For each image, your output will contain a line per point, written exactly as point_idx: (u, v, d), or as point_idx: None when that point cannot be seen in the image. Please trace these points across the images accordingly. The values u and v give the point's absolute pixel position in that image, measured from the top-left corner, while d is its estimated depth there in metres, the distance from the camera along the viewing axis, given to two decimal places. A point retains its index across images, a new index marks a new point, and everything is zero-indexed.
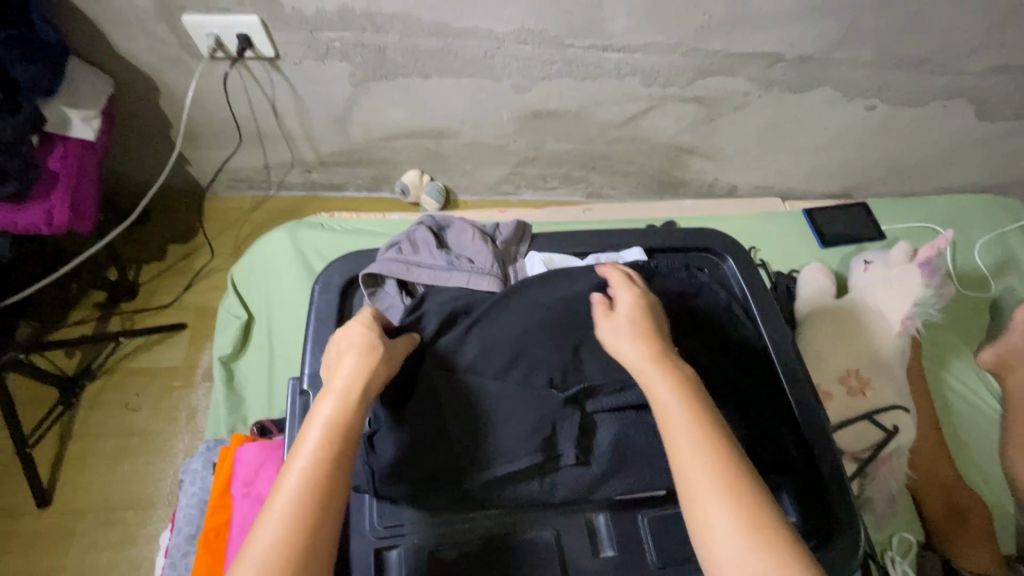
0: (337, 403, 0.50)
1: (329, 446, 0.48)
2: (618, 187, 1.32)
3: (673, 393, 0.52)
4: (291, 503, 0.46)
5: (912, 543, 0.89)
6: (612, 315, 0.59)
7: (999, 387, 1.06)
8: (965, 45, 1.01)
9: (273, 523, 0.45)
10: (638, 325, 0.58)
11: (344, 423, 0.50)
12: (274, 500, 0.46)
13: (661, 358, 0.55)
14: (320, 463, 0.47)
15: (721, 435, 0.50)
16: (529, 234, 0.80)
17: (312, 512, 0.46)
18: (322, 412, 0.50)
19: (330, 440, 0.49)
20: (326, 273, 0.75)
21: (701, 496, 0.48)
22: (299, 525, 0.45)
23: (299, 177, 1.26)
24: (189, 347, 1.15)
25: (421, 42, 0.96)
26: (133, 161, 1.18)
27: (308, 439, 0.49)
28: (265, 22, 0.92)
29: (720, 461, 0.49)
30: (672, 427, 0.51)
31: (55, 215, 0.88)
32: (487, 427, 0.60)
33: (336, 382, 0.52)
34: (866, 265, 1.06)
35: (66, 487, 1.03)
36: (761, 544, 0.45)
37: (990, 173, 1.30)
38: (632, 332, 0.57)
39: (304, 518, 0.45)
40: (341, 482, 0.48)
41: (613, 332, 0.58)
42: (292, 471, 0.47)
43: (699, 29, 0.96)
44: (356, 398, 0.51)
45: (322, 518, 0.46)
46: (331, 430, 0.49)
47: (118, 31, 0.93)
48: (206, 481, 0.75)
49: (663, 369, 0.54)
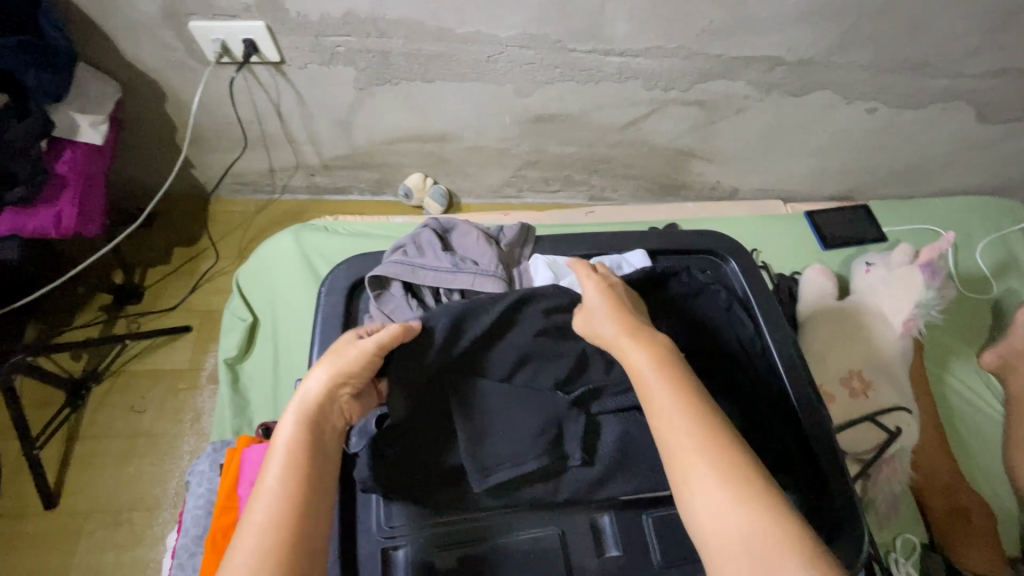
0: (297, 421, 0.53)
1: (294, 462, 0.51)
2: (620, 190, 1.33)
3: (649, 364, 0.53)
4: (265, 517, 0.47)
5: (915, 545, 0.90)
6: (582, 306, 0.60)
7: (1001, 389, 1.06)
8: (964, 48, 1.02)
9: (249, 537, 0.46)
10: (610, 304, 0.59)
11: (304, 436, 0.53)
12: (248, 517, 0.48)
13: (635, 331, 0.56)
14: (286, 478, 0.50)
15: (701, 400, 0.51)
16: (533, 236, 0.81)
17: (282, 521, 0.48)
18: (285, 431, 0.53)
19: (294, 455, 0.51)
20: (332, 276, 0.76)
21: (686, 461, 0.48)
22: (273, 536, 0.47)
23: (302, 181, 1.27)
24: (194, 349, 1.16)
25: (424, 47, 0.97)
26: (139, 165, 1.19)
27: (275, 456, 0.51)
28: (270, 28, 0.93)
29: (699, 424, 0.49)
30: (652, 396, 0.51)
31: (64, 219, 0.89)
32: (494, 430, 0.60)
33: (295, 402, 0.55)
34: (869, 267, 1.06)
35: (72, 489, 1.03)
36: (748, 504, 0.45)
37: (990, 175, 1.31)
38: (604, 312, 0.58)
39: (276, 530, 0.47)
40: (311, 493, 0.50)
41: (585, 317, 0.60)
42: (261, 488, 0.49)
43: (700, 33, 0.97)
44: (315, 414, 0.54)
45: (296, 527, 0.48)
46: (293, 445, 0.52)
47: (126, 37, 0.94)
48: (213, 482, 0.76)
49: (637, 342, 0.55)
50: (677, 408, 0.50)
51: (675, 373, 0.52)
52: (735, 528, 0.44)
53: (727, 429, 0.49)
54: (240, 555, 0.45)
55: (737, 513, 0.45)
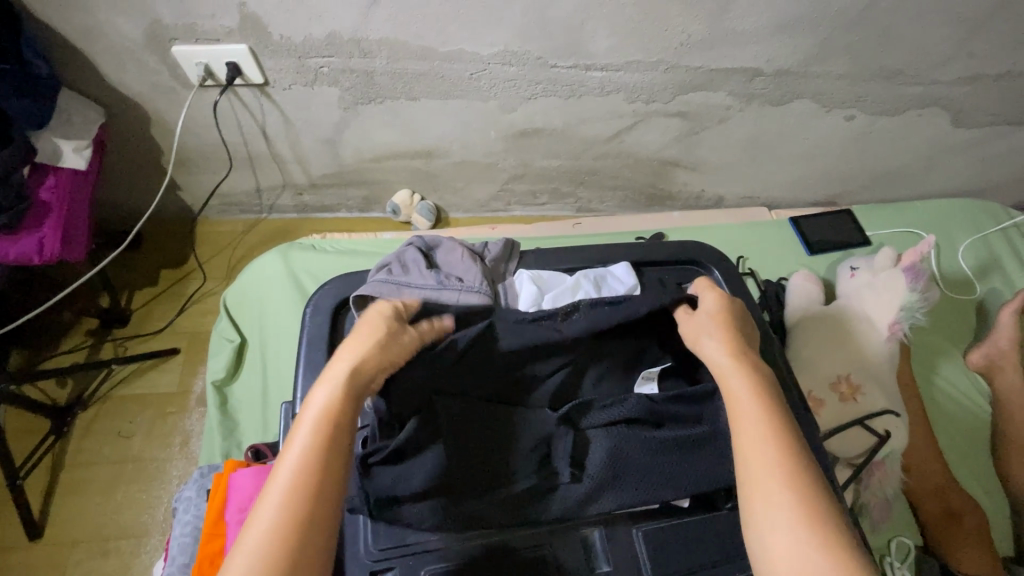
0: (335, 388, 0.53)
1: (323, 431, 0.50)
2: (607, 201, 1.34)
3: (746, 392, 0.57)
4: (294, 487, 0.47)
5: (910, 548, 0.89)
6: (700, 326, 0.64)
7: (988, 388, 1.07)
8: (937, 56, 1.04)
9: (272, 502, 0.47)
10: (722, 324, 0.63)
11: (341, 408, 0.52)
12: (271, 480, 0.48)
13: (741, 357, 0.59)
14: (314, 447, 0.49)
15: (790, 435, 0.53)
16: (518, 251, 0.81)
17: (305, 495, 0.47)
18: (320, 395, 0.52)
19: (333, 425, 0.51)
20: (317, 296, 0.75)
21: (763, 483, 0.51)
22: (295, 507, 0.47)
23: (290, 200, 1.27)
24: (182, 372, 1.15)
25: (408, 66, 0.98)
26: (125, 188, 1.18)
27: (306, 420, 0.51)
28: (253, 50, 0.94)
29: (784, 455, 0.52)
30: (743, 420, 0.55)
31: (46, 247, 0.89)
32: (491, 449, 0.61)
33: (337, 365, 0.55)
34: (853, 271, 1.09)
35: (58, 519, 1.01)
36: (814, 535, 0.47)
37: (969, 178, 1.33)
38: (714, 331, 0.62)
39: (304, 502, 0.47)
40: (338, 472, 0.50)
41: (692, 330, 0.64)
42: (288, 454, 0.49)
43: (679, 46, 0.99)
44: (354, 384, 0.54)
45: (316, 501, 0.47)
46: (327, 413, 0.51)
47: (110, 62, 0.95)
48: (200, 509, 0.75)
49: (739, 368, 0.59)
50: (762, 432, 0.53)
51: (770, 405, 0.55)
52: (799, 556, 0.46)
53: (809, 465, 0.52)
54: (258, 521, 0.46)
55: (805, 543, 0.47)
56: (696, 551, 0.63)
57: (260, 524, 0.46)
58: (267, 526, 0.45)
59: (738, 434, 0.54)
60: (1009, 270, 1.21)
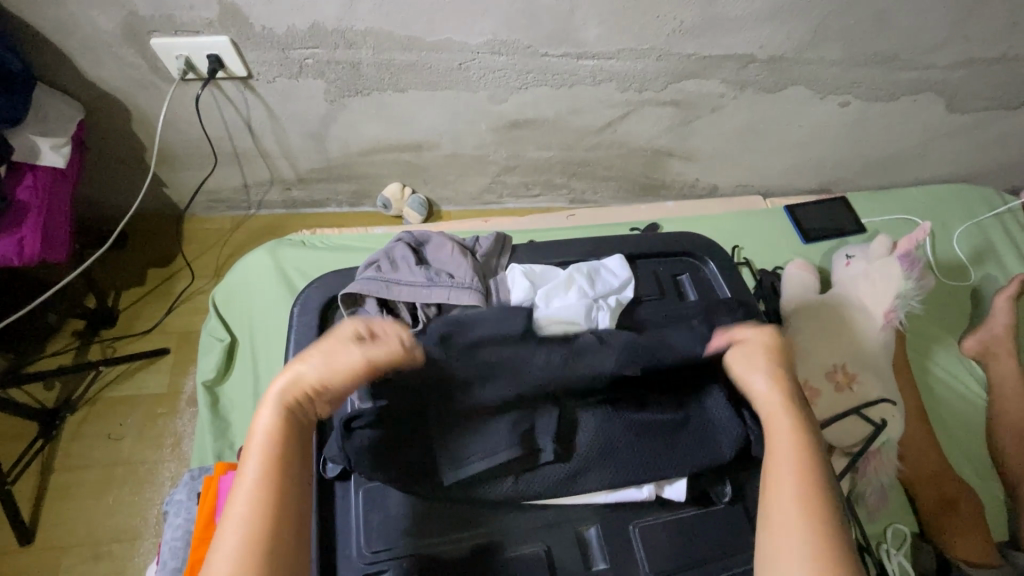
0: (276, 410, 0.54)
1: (272, 453, 0.53)
2: (600, 192, 1.33)
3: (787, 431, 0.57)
4: (250, 507, 0.50)
5: (906, 535, 0.89)
6: (745, 355, 0.62)
7: (983, 373, 1.07)
8: (931, 40, 1.03)
9: (232, 524, 0.49)
10: (773, 360, 0.61)
11: (285, 425, 0.54)
12: (231, 507, 0.51)
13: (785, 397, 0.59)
14: (267, 470, 0.52)
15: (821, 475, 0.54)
16: (508, 245, 0.80)
17: (262, 512, 0.50)
18: (262, 420, 0.54)
19: (273, 444, 0.53)
20: (305, 295, 0.75)
21: (784, 521, 0.52)
22: (258, 528, 0.49)
23: (278, 196, 1.25)
24: (172, 372, 1.13)
25: (395, 57, 0.96)
26: (108, 186, 1.16)
27: (254, 446, 0.53)
28: (235, 42, 0.91)
29: (808, 493, 0.53)
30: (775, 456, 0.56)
31: (26, 245, 0.86)
32: (474, 422, 0.61)
33: (273, 387, 0.55)
34: (848, 260, 1.08)
35: (48, 524, 1.00)
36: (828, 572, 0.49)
37: (964, 163, 1.32)
38: (765, 367, 0.61)
39: (262, 518, 0.50)
40: (291, 485, 0.52)
41: (746, 361, 0.62)
42: (242, 480, 0.52)
43: (671, 33, 0.97)
44: (296, 405, 0.55)
45: (276, 519, 0.50)
46: (271, 435, 0.53)
47: (86, 56, 0.92)
48: (190, 512, 0.74)
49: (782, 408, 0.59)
50: (790, 474, 0.54)
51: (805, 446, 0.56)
52: None
53: (832, 510, 0.52)
54: (222, 551, 0.48)
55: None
56: (694, 546, 0.63)
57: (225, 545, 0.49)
58: (231, 551, 0.48)
59: (769, 475, 0.55)
60: (1004, 256, 1.21)
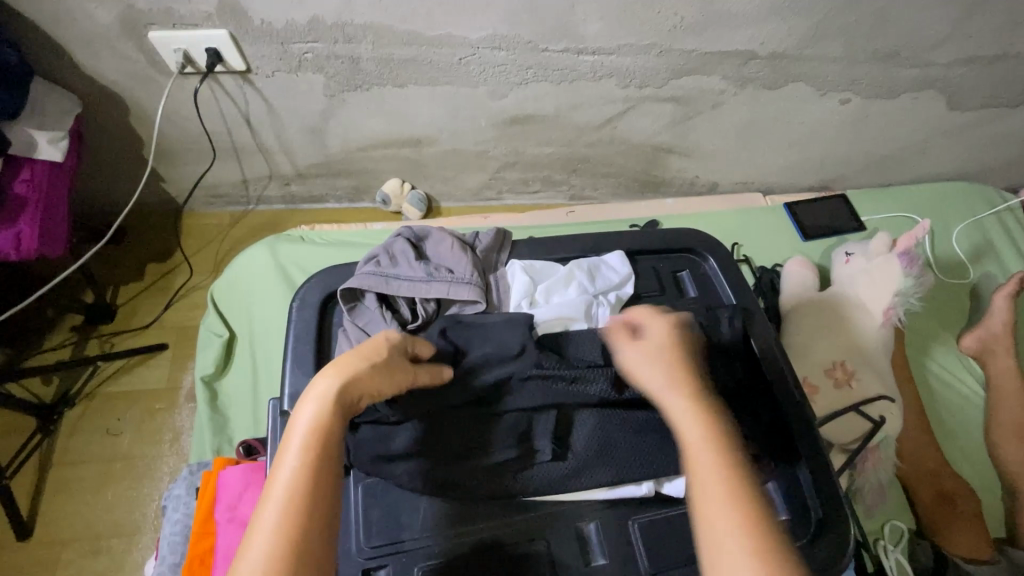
0: (322, 405, 0.49)
1: (314, 451, 0.47)
2: (600, 188, 1.32)
3: (696, 426, 0.51)
4: (285, 509, 0.45)
5: (903, 531, 0.90)
6: (640, 347, 0.58)
7: (981, 371, 1.07)
8: (932, 37, 1.02)
9: (265, 526, 0.44)
10: (668, 350, 0.57)
11: (331, 421, 0.49)
12: (263, 507, 0.45)
13: (686, 388, 0.53)
14: (307, 472, 0.46)
15: (742, 470, 0.48)
16: (509, 241, 0.80)
17: (298, 519, 0.45)
18: (306, 413, 0.49)
19: (313, 443, 0.48)
20: (304, 290, 0.74)
21: (720, 534, 0.45)
22: (292, 534, 0.44)
23: (277, 191, 1.25)
24: (171, 368, 1.13)
25: (394, 51, 0.95)
26: (106, 180, 1.15)
27: (294, 441, 0.48)
28: (234, 36, 0.91)
29: (738, 493, 0.47)
30: (695, 458, 0.49)
31: (24, 240, 0.86)
32: (472, 422, 0.61)
33: (322, 380, 0.50)
34: (848, 256, 1.07)
35: (46, 519, 1.00)
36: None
37: (964, 161, 1.32)
38: (666, 358, 0.56)
39: (296, 527, 0.44)
40: (330, 490, 0.47)
41: (645, 353, 0.57)
42: (280, 478, 0.46)
43: (672, 29, 0.96)
44: (344, 403, 0.50)
45: (310, 528, 0.45)
46: (314, 433, 0.48)
47: (83, 49, 0.91)
48: (189, 507, 0.74)
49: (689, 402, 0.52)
50: (714, 475, 0.48)
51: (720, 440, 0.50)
52: None
53: (763, 509, 0.46)
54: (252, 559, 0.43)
55: None
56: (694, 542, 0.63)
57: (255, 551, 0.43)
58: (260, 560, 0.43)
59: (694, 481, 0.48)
60: (1003, 254, 1.21)
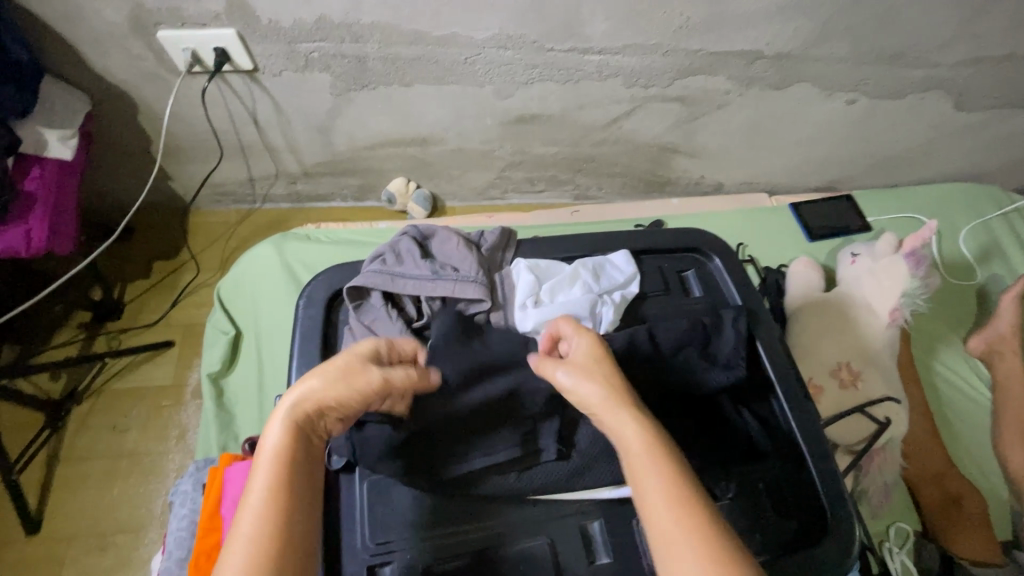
0: (285, 427, 0.49)
1: (280, 475, 0.47)
2: (605, 188, 1.32)
3: (639, 441, 0.49)
4: (251, 535, 0.44)
5: (908, 533, 0.89)
6: (570, 364, 0.55)
7: (988, 373, 1.07)
8: (939, 38, 1.02)
9: (231, 557, 0.43)
10: (598, 364, 0.55)
11: (294, 443, 0.49)
12: (232, 535, 0.45)
13: (624, 401, 0.51)
14: (272, 494, 0.46)
15: (689, 481, 0.47)
16: (514, 240, 0.80)
17: (266, 544, 0.44)
18: (270, 437, 0.49)
19: (278, 466, 0.47)
20: (310, 287, 0.74)
21: (674, 553, 0.44)
22: (261, 553, 0.43)
23: (283, 189, 1.25)
24: (177, 365, 1.14)
25: (401, 51, 0.96)
26: (114, 178, 1.16)
27: (260, 467, 0.48)
28: (241, 35, 0.91)
29: (689, 506, 0.45)
30: (640, 477, 0.48)
31: (33, 237, 0.86)
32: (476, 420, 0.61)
33: (284, 403, 0.50)
34: (854, 257, 1.07)
35: (54, 514, 1.01)
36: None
37: (972, 162, 1.32)
38: (594, 371, 0.54)
39: (263, 551, 0.43)
40: (300, 512, 0.47)
41: (575, 369, 0.54)
42: (246, 504, 0.46)
43: (677, 29, 0.96)
44: (308, 421, 0.50)
45: (280, 551, 0.44)
46: (279, 456, 0.48)
47: (93, 49, 0.92)
48: (196, 502, 0.75)
49: (628, 417, 0.51)
50: (662, 492, 0.46)
51: (664, 452, 0.48)
52: None
53: (717, 519, 0.45)
54: None
55: None
56: None
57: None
58: None
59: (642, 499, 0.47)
60: (1011, 255, 1.20)
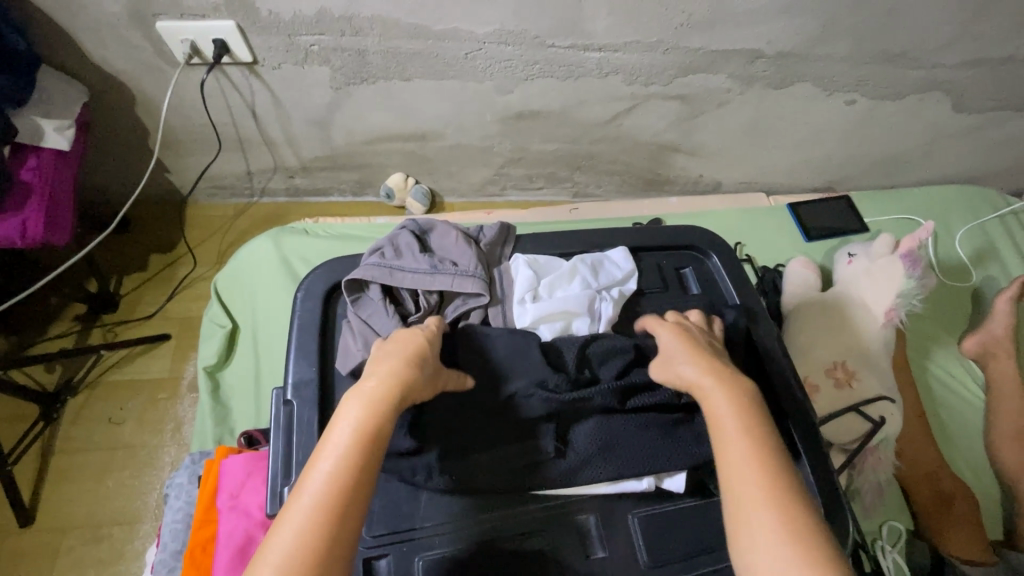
0: (364, 407, 0.50)
1: (353, 452, 0.48)
2: (604, 186, 1.32)
3: (730, 411, 0.54)
4: (315, 501, 0.46)
5: (901, 532, 0.89)
6: (667, 350, 0.62)
7: (982, 375, 1.07)
8: (940, 39, 1.02)
9: (291, 521, 0.45)
10: (691, 349, 0.61)
11: (369, 424, 0.50)
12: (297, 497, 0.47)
13: (721, 377, 0.57)
14: (340, 469, 0.47)
15: (774, 450, 0.52)
16: (513, 236, 0.80)
17: (328, 514, 0.46)
18: (348, 414, 0.50)
19: (350, 442, 0.49)
20: (309, 280, 0.74)
21: (752, 508, 0.49)
22: (322, 523, 0.45)
23: (282, 183, 1.25)
24: (173, 358, 1.13)
25: (401, 44, 0.95)
26: (111, 170, 1.16)
27: (334, 438, 0.49)
28: (241, 27, 0.91)
29: (769, 472, 0.50)
30: (726, 441, 0.53)
31: (29, 228, 0.85)
32: (475, 418, 0.61)
33: (366, 384, 0.52)
34: (850, 257, 1.08)
35: (47, 506, 1.00)
36: (806, 567, 0.45)
37: (968, 164, 1.32)
38: (689, 356, 0.59)
39: (324, 520, 0.45)
40: (362, 491, 0.48)
41: (670, 354, 0.61)
42: (315, 471, 0.48)
43: (678, 27, 0.97)
44: (384, 406, 0.51)
45: (339, 523, 0.46)
46: (354, 434, 0.49)
47: (91, 38, 0.92)
48: (191, 495, 0.75)
49: (722, 391, 0.56)
50: (748, 456, 0.51)
51: (753, 423, 0.53)
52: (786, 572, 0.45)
53: (796, 488, 0.50)
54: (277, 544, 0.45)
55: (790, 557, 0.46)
56: (693, 539, 0.63)
57: (279, 543, 0.45)
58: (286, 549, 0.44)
59: (727, 461, 0.52)
60: (1006, 257, 1.21)
